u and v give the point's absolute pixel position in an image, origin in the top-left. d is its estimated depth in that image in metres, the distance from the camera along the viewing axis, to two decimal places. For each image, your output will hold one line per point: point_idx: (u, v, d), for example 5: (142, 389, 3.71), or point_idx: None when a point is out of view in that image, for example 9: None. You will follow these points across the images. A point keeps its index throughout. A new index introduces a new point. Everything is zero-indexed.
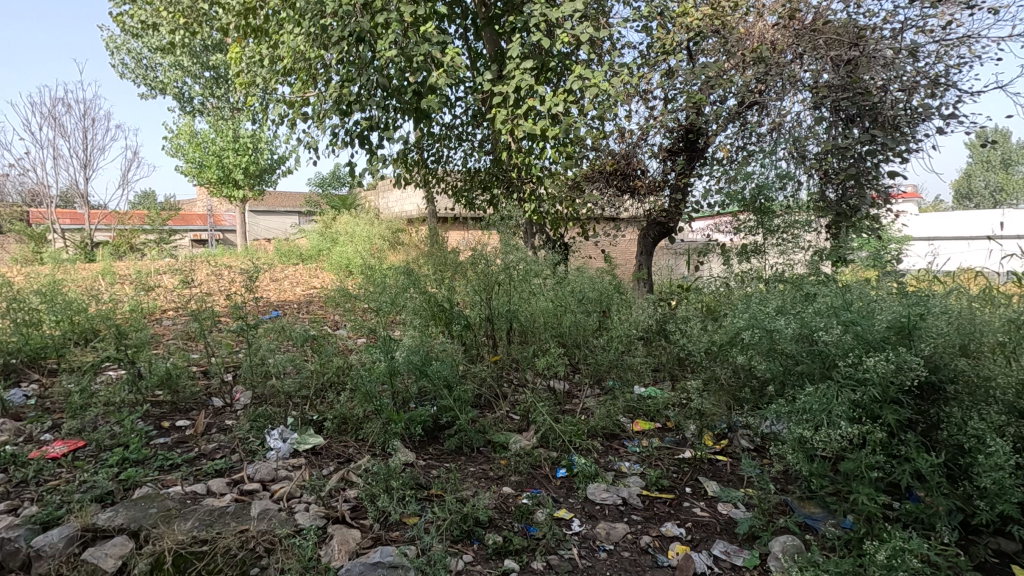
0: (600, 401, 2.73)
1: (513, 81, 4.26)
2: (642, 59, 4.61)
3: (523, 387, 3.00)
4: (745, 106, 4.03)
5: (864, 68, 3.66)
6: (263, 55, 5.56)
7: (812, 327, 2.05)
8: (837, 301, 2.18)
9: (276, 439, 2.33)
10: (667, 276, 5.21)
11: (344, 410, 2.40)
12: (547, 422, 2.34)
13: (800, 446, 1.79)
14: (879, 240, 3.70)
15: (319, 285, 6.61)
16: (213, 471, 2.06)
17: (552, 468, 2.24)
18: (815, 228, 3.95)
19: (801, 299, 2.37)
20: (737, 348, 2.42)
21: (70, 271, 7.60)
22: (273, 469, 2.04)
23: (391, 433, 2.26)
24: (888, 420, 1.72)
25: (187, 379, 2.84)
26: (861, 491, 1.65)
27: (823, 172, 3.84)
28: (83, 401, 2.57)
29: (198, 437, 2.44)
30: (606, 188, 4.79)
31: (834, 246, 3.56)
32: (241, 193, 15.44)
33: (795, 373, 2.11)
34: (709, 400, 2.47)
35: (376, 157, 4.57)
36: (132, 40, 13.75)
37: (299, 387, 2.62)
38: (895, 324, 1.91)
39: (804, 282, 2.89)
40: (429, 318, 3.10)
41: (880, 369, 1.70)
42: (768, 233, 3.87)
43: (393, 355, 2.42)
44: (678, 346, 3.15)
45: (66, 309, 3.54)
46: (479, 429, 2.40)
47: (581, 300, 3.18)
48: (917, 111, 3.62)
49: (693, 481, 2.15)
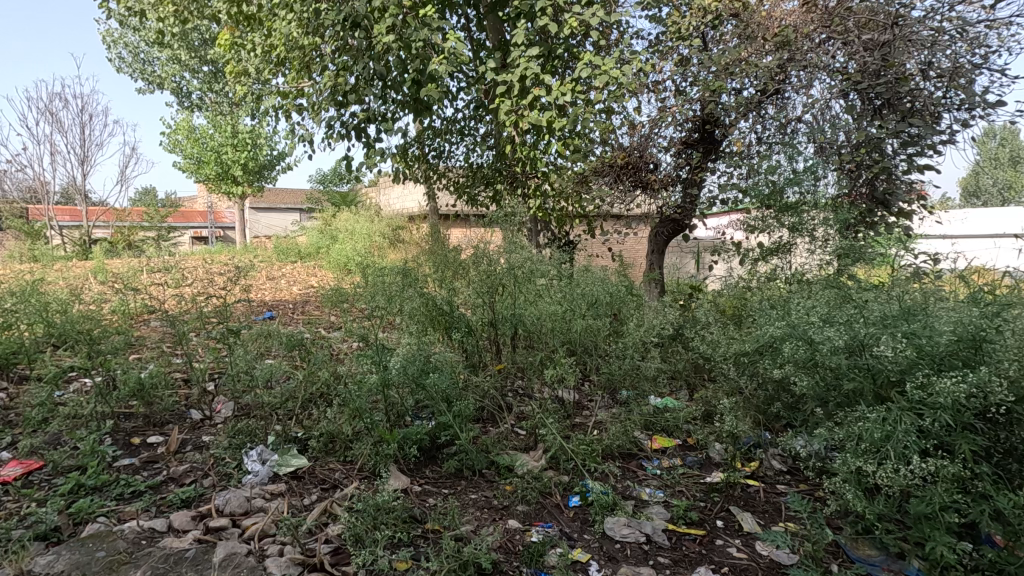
0: (614, 414, 2.48)
1: (518, 69, 4.00)
2: (654, 47, 4.37)
3: (529, 398, 2.75)
4: (766, 93, 3.75)
5: (901, 51, 3.40)
6: (256, 44, 5.32)
7: (862, 339, 1.81)
8: (888, 308, 1.93)
9: (254, 461, 2.08)
10: (677, 277, 4.96)
11: (332, 426, 2.15)
12: (557, 442, 2.09)
13: (858, 481, 1.54)
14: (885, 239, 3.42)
15: (316, 285, 6.36)
16: (179, 501, 1.81)
17: (563, 496, 1.99)
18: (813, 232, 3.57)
19: (842, 305, 2.13)
20: (770, 359, 2.17)
21: (60, 270, 7.35)
22: (246, 500, 1.80)
23: (383, 456, 2.02)
24: (964, 450, 1.47)
25: (164, 390, 2.60)
26: (934, 537, 1.40)
27: (853, 166, 3.56)
28: (45, 414, 2.33)
29: (171, 456, 2.20)
30: (617, 184, 4.46)
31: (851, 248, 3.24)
32: (239, 189, 15.17)
33: (840, 390, 1.87)
34: (737, 416, 2.22)
35: (373, 150, 4.33)
36: (128, 33, 13.51)
37: (283, 399, 2.37)
38: (962, 337, 1.66)
39: (837, 283, 2.64)
40: (428, 323, 2.85)
41: (956, 393, 1.45)
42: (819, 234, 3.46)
43: (385, 365, 2.17)
44: (697, 352, 2.91)
45: (39, 312, 3.30)
46: (482, 448, 2.15)
47: (592, 303, 2.94)
48: (954, 100, 3.38)
49: (725, 512, 1.89)
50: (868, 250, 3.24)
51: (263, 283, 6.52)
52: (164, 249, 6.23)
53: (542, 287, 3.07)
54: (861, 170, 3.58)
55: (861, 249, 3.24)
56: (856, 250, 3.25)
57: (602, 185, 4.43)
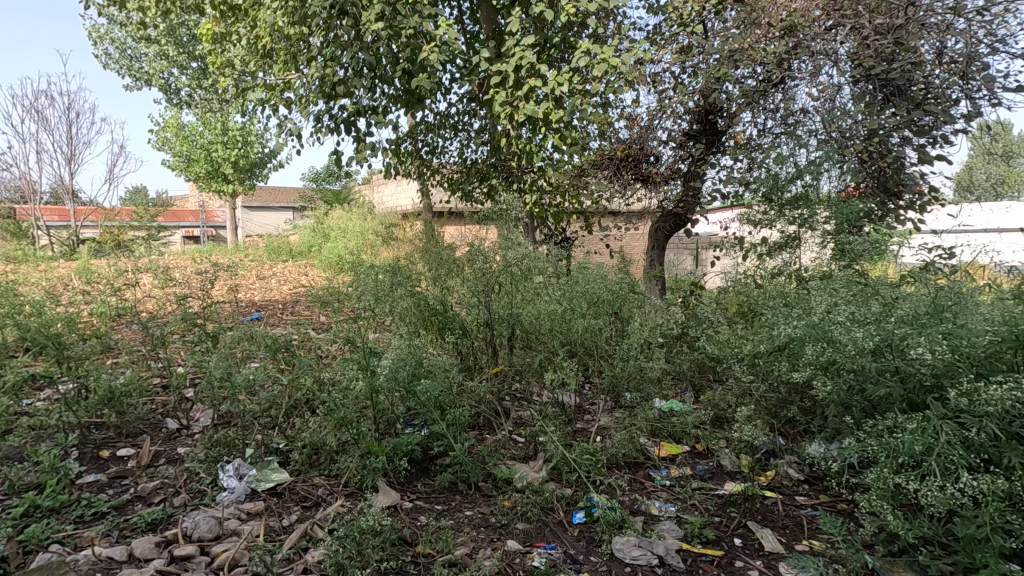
0: (618, 419, 2.33)
1: (513, 58, 3.84)
2: (654, 35, 4.21)
3: (529, 402, 2.60)
4: (772, 82, 3.59)
5: (914, 35, 3.24)
6: (242, 35, 5.13)
7: (892, 340, 1.67)
8: (917, 307, 1.79)
9: (230, 477, 1.91)
10: (677, 273, 4.82)
11: (315, 438, 1.98)
12: (559, 451, 1.95)
13: (897, 499, 1.38)
14: (886, 235, 3.31)
15: (308, 284, 6.18)
16: (143, 525, 1.65)
17: (567, 512, 1.84)
18: (817, 227, 3.39)
19: (863, 302, 1.99)
20: (788, 360, 2.03)
21: (42, 270, 7.15)
22: (217, 523, 1.63)
23: (371, 470, 1.87)
24: (1015, 465, 1.33)
25: (139, 398, 2.42)
26: (986, 564, 1.24)
27: (863, 157, 3.40)
28: (5, 426, 2.15)
29: (141, 472, 2.03)
30: (617, 177, 4.30)
31: (866, 245, 3.07)
32: (230, 188, 14.91)
33: (866, 396, 1.73)
34: (752, 422, 2.08)
35: (363, 144, 4.17)
36: (115, 28, 13.23)
37: (266, 407, 2.20)
38: (1007, 338, 1.51)
39: (852, 279, 2.50)
40: (420, 324, 2.74)
41: (1007, 401, 1.31)
42: (831, 227, 3.30)
43: (373, 370, 2.01)
44: (703, 352, 2.77)
45: (11, 316, 3.13)
46: (478, 459, 2.00)
47: (594, 302, 2.81)
48: (971, 87, 3.23)
49: (742, 529, 1.74)
50: (882, 244, 3.11)
51: (252, 283, 6.33)
52: (153, 248, 6.05)
53: (540, 285, 2.92)
54: (874, 160, 3.42)
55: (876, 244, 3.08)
56: (878, 250, 3.09)
57: (600, 179, 4.23)
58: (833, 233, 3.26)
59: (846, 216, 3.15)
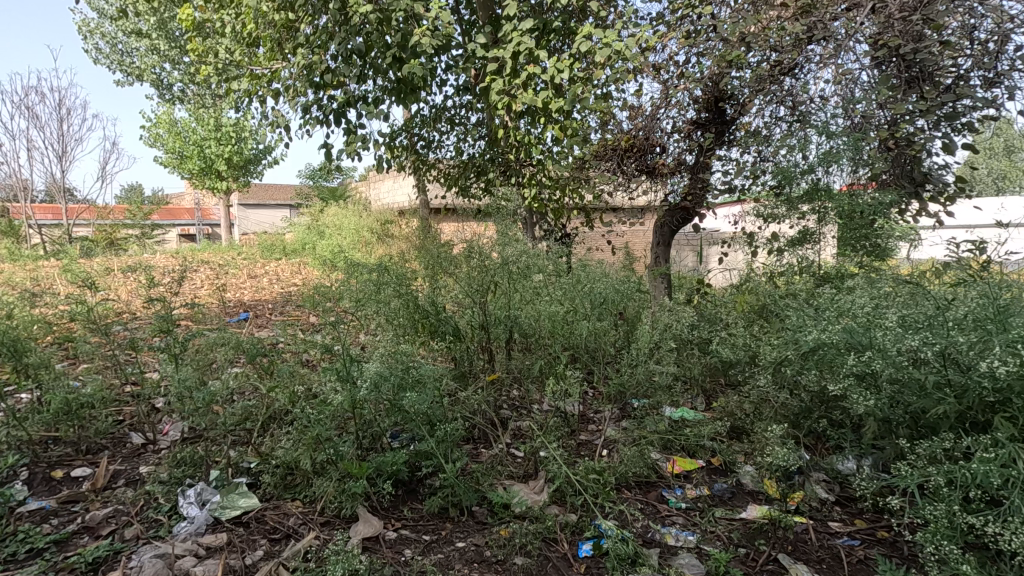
0: (626, 431, 2.12)
1: (511, 44, 3.57)
2: (659, 20, 3.97)
3: (528, 412, 2.39)
4: (786, 67, 3.36)
5: (942, 13, 2.99)
6: (227, 23, 4.87)
7: (949, 349, 1.47)
8: (973, 311, 1.59)
9: (190, 505, 1.69)
10: (682, 272, 4.58)
11: (288, 458, 1.76)
12: (563, 472, 1.74)
13: (964, 538, 1.18)
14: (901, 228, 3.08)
15: (301, 284, 5.98)
16: (84, 565, 1.44)
17: (572, 542, 1.63)
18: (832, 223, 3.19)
19: (906, 304, 1.78)
20: (819, 367, 1.82)
21: (26, 270, 6.91)
22: (168, 563, 1.42)
23: (351, 494, 1.66)
24: None
25: (103, 412, 2.21)
26: None
27: (884, 148, 3.17)
28: None
29: (95, 496, 1.82)
30: (620, 168, 3.99)
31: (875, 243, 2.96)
32: (224, 185, 14.65)
33: (912, 410, 1.53)
34: (777, 437, 1.87)
35: (352, 136, 3.95)
36: (105, 23, 12.93)
37: (240, 421, 2.00)
38: None
39: (882, 279, 2.29)
40: (411, 327, 2.55)
41: None
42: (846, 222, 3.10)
43: (354, 382, 1.78)
44: (715, 355, 2.55)
45: None
46: (471, 481, 1.79)
47: (598, 303, 2.58)
48: (1001, 69, 2.99)
49: (773, 565, 1.52)
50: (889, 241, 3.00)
51: (243, 283, 6.12)
52: None
53: (540, 284, 2.70)
54: (899, 150, 3.18)
55: (878, 237, 3.04)
56: (880, 247, 3.03)
57: (603, 171, 3.97)
58: (852, 228, 3.05)
59: (865, 210, 2.95)
